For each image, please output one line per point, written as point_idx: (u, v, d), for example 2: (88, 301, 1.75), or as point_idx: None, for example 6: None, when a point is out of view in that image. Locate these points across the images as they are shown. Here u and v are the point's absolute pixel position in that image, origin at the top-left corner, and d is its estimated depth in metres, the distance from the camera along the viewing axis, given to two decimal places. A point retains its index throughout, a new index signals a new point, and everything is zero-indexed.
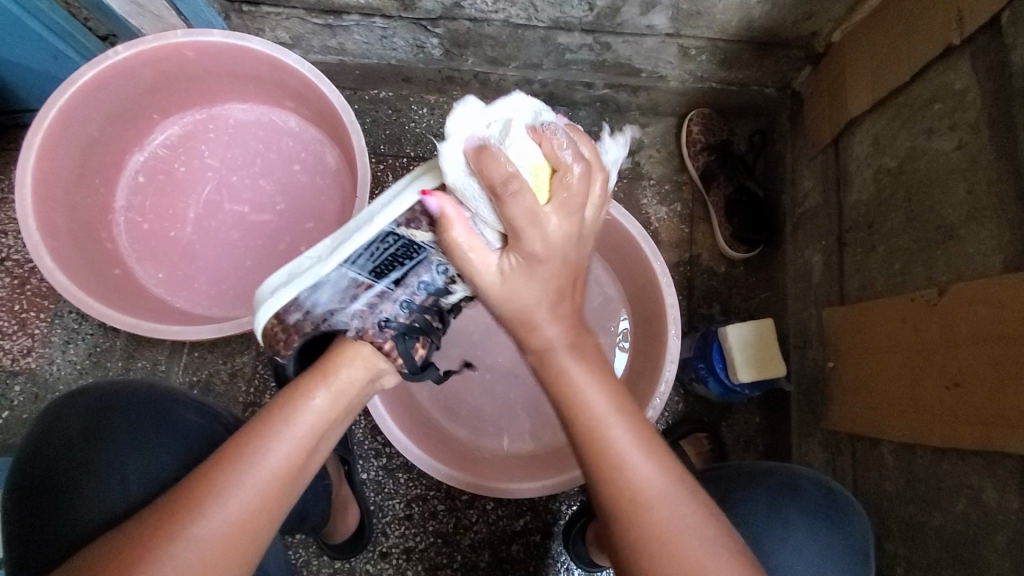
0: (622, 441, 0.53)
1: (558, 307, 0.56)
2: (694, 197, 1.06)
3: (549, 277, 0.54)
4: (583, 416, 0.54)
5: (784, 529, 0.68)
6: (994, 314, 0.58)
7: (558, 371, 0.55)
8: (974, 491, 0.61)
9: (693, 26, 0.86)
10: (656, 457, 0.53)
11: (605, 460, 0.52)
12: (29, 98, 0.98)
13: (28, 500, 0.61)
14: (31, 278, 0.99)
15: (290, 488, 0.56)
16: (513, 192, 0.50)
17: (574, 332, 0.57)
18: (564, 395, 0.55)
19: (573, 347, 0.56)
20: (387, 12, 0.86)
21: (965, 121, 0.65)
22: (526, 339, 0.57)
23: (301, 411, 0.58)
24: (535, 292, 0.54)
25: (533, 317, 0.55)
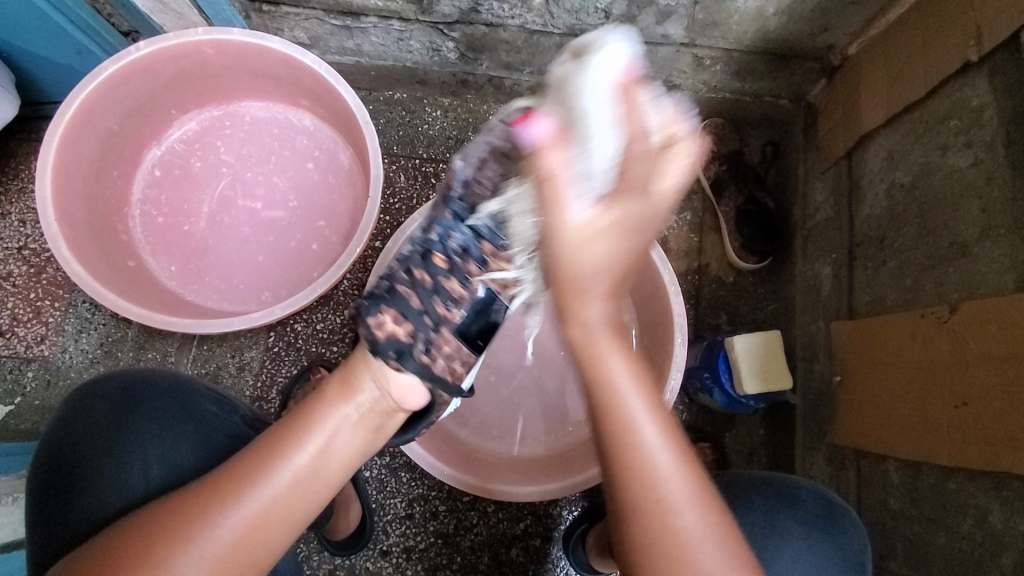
0: (652, 440, 0.53)
1: (615, 284, 0.53)
2: (704, 206, 1.04)
3: (631, 236, 0.51)
4: (613, 404, 0.53)
5: (780, 541, 0.68)
6: (1004, 333, 0.57)
7: (597, 356, 0.54)
8: (980, 512, 0.60)
9: (708, 35, 0.86)
10: (682, 457, 0.53)
11: (627, 449, 0.53)
12: (52, 90, 0.99)
13: (52, 477, 0.63)
14: (48, 268, 1.01)
15: (314, 499, 0.57)
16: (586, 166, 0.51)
17: (615, 316, 0.56)
18: (604, 383, 0.54)
19: (613, 333, 0.55)
20: (404, 15, 0.87)
21: (981, 138, 0.64)
22: (572, 312, 0.54)
23: (330, 420, 0.58)
24: (608, 247, 0.51)
25: (591, 287, 0.53)
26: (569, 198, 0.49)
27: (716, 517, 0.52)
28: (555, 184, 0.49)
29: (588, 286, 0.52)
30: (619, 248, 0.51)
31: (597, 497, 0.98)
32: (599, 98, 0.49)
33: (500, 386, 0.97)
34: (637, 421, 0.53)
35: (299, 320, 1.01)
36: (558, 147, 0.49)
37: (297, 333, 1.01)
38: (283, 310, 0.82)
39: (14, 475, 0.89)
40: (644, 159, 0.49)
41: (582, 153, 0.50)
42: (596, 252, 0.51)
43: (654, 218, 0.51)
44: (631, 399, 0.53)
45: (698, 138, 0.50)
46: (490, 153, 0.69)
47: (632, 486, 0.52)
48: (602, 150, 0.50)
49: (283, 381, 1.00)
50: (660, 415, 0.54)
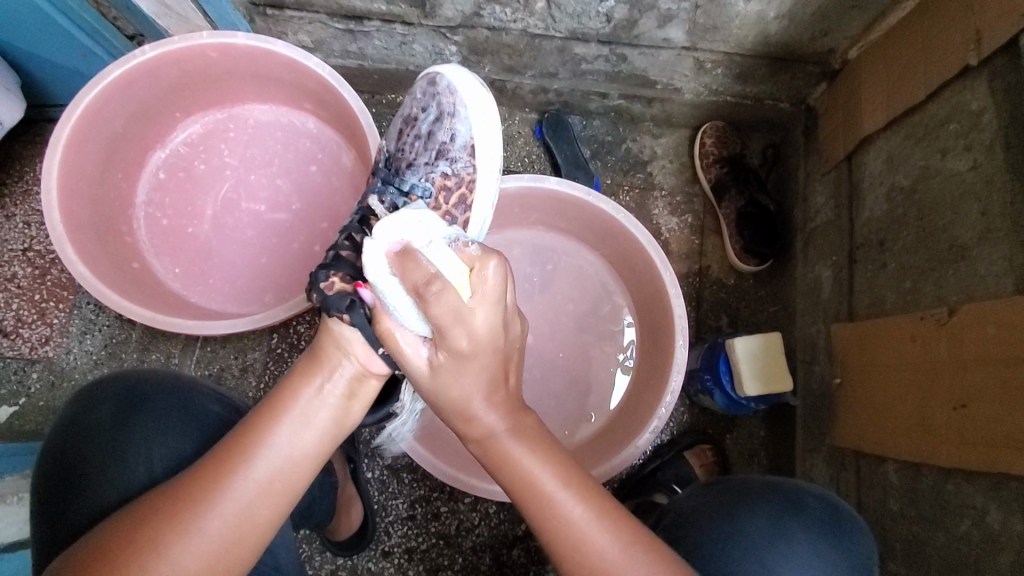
0: (574, 515, 0.54)
1: (493, 389, 0.57)
2: (705, 209, 1.06)
3: (481, 368, 0.55)
4: (533, 498, 0.55)
5: (788, 546, 0.67)
6: (1003, 336, 0.58)
7: (504, 459, 0.56)
8: (978, 513, 0.61)
9: (709, 39, 0.86)
10: (608, 519, 0.55)
11: (558, 534, 0.54)
12: (58, 93, 1.00)
13: (54, 476, 0.63)
14: (52, 269, 1.01)
15: (300, 472, 0.58)
16: (433, 293, 0.52)
17: (513, 412, 0.58)
18: (513, 477, 0.55)
19: (514, 433, 0.56)
20: (408, 18, 0.88)
21: (980, 142, 0.65)
22: (468, 430, 0.57)
23: (302, 394, 0.59)
24: (478, 385, 0.56)
25: (470, 407, 0.56)
26: (406, 349, 0.57)
27: (654, 555, 0.54)
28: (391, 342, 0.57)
29: (470, 408, 0.56)
30: (467, 364, 0.55)
31: None
32: (387, 284, 0.55)
33: None
34: (554, 500, 0.54)
35: (302, 321, 1.01)
36: (381, 322, 0.57)
37: (300, 335, 1.01)
38: (286, 311, 0.83)
39: (18, 475, 0.89)
40: (449, 310, 0.52)
41: (399, 324, 0.57)
42: (467, 385, 0.56)
43: (500, 352, 0.56)
44: (543, 483, 0.55)
45: (498, 254, 0.55)
46: (411, 125, 0.76)
47: (565, 562, 0.54)
48: (410, 313, 0.56)
49: None
50: (578, 487, 0.56)
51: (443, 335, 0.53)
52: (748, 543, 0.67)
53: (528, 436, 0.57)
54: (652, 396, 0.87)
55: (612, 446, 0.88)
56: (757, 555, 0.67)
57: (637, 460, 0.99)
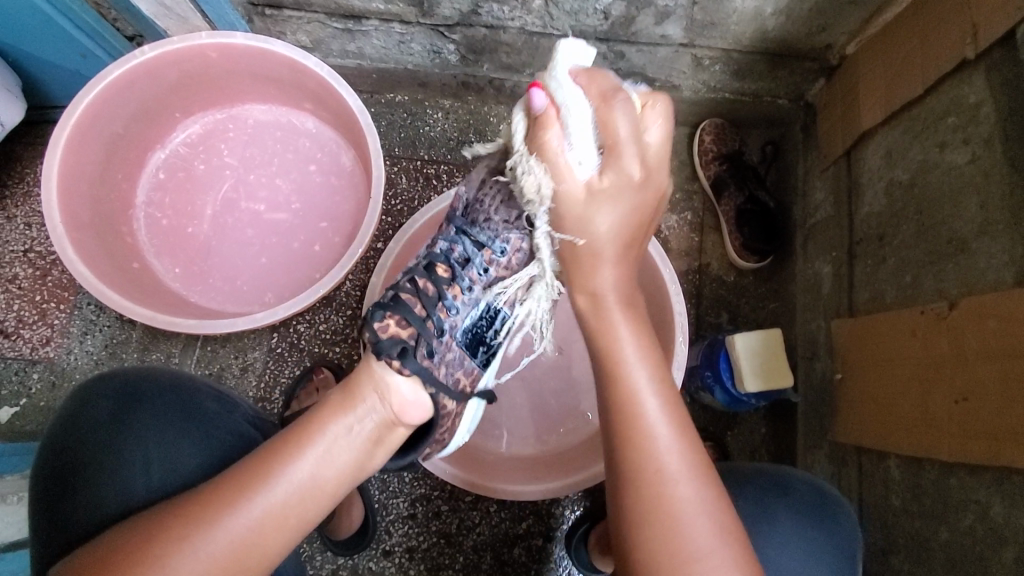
0: (653, 412, 0.54)
1: (622, 252, 0.58)
2: (705, 206, 1.06)
3: (634, 200, 0.56)
4: (622, 380, 0.55)
5: (771, 529, 0.68)
6: (1003, 328, 0.58)
7: (607, 326, 0.57)
8: (981, 507, 0.60)
9: (707, 36, 0.86)
10: (680, 431, 0.54)
11: (634, 422, 0.54)
12: (57, 94, 1.01)
13: (54, 473, 0.63)
14: (53, 270, 1.02)
15: (314, 507, 0.56)
16: (618, 105, 0.53)
17: (627, 288, 0.59)
18: (609, 347, 0.57)
19: (622, 302, 0.58)
20: (405, 17, 0.88)
21: (979, 135, 0.65)
22: (582, 278, 0.59)
23: (330, 430, 0.57)
24: (616, 223, 0.56)
25: (601, 255, 0.57)
26: (568, 166, 0.55)
27: (706, 491, 0.53)
28: (554, 158, 0.55)
29: (599, 255, 0.57)
30: (629, 200, 0.55)
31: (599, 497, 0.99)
32: (574, 91, 0.54)
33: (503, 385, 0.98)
34: (639, 392, 0.55)
35: (301, 321, 1.01)
36: (551, 134, 0.55)
37: (299, 334, 1.01)
38: (286, 310, 0.83)
39: (18, 475, 0.89)
40: (629, 126, 0.53)
41: (568, 140, 0.54)
42: (605, 219, 0.56)
43: (653, 194, 0.56)
44: (636, 372, 0.56)
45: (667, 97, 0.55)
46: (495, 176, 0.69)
47: (630, 452, 0.53)
48: (585, 136, 0.54)
49: (286, 382, 1.00)
50: (665, 394, 0.56)
51: (616, 156, 0.54)
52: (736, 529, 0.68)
53: (633, 317, 0.58)
54: None
55: None
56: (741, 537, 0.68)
57: None
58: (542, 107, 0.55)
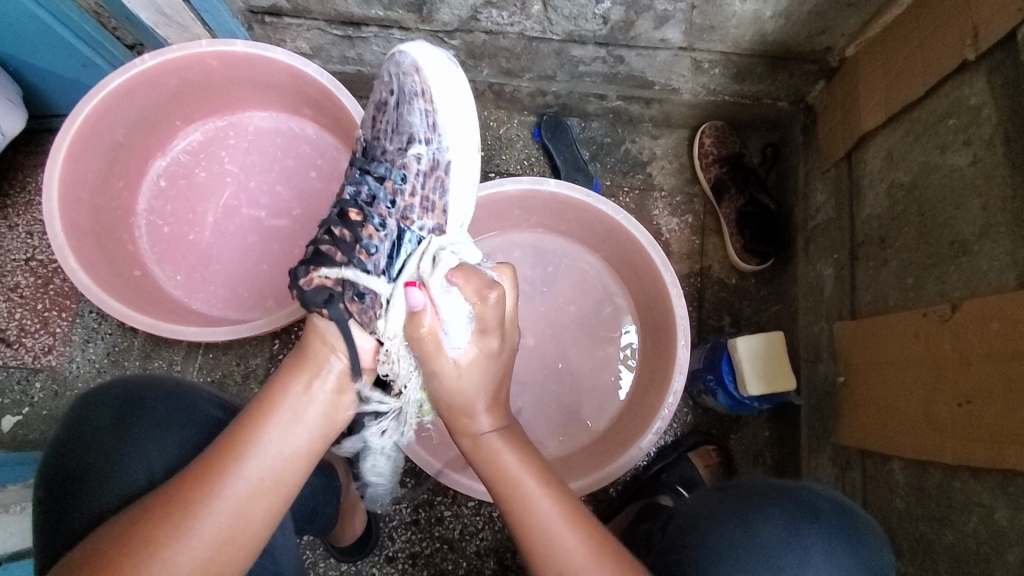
0: (551, 521, 0.56)
1: (491, 397, 0.62)
2: (705, 209, 1.06)
3: (491, 368, 0.62)
4: (511, 496, 0.58)
5: (802, 554, 0.62)
6: (1006, 331, 0.57)
7: (489, 452, 0.60)
8: (986, 510, 0.60)
9: (706, 40, 0.86)
10: (585, 527, 0.56)
11: (531, 535, 0.56)
12: (58, 103, 1.01)
13: (54, 484, 0.62)
14: (55, 278, 1.02)
15: (292, 469, 0.58)
16: (489, 299, 0.62)
17: (504, 420, 0.63)
18: (494, 474, 0.59)
19: (504, 435, 0.61)
20: (405, 24, 0.88)
21: (980, 137, 0.65)
22: (463, 427, 0.62)
23: (293, 394, 0.59)
24: (483, 384, 0.62)
25: (473, 406, 0.61)
26: (448, 353, 0.61)
27: (621, 570, 0.54)
28: (433, 343, 0.60)
29: (472, 405, 0.61)
30: (489, 374, 0.62)
31: (603, 502, 0.99)
32: (444, 282, 0.63)
33: None
34: (533, 502, 0.57)
35: (303, 327, 1.01)
36: (425, 322, 0.61)
37: (301, 340, 1.01)
38: (288, 317, 0.83)
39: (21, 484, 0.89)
40: (496, 311, 0.62)
41: (444, 329, 0.61)
42: (471, 382, 0.61)
43: (506, 357, 0.65)
44: (525, 484, 0.58)
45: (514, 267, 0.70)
46: (382, 111, 0.74)
47: (540, 563, 0.55)
48: (456, 319, 0.61)
49: None
50: (557, 493, 0.58)
51: (486, 333, 0.62)
52: (757, 546, 0.63)
53: (511, 439, 0.61)
54: (654, 397, 0.87)
55: (615, 448, 0.88)
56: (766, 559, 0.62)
57: (641, 461, 0.99)
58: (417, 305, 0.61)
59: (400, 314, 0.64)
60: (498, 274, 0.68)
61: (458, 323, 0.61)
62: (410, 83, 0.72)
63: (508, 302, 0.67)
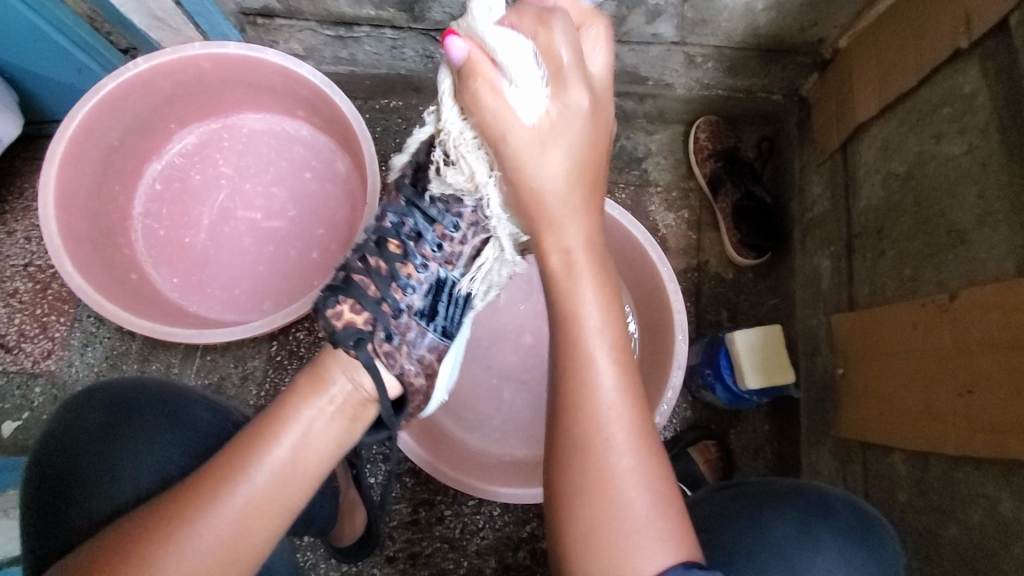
0: (605, 377, 0.52)
1: (581, 209, 0.54)
2: (701, 204, 1.06)
3: (577, 145, 0.53)
4: (576, 341, 0.52)
5: (815, 553, 0.62)
6: (1005, 319, 0.57)
7: (571, 288, 0.53)
8: (989, 501, 0.59)
9: (699, 33, 0.86)
10: (632, 407, 0.52)
11: (578, 389, 0.51)
12: (53, 109, 1.01)
13: (43, 483, 0.62)
14: (53, 283, 1.02)
15: (296, 493, 0.57)
16: (565, 43, 0.52)
17: (594, 238, 0.55)
18: (569, 310, 0.53)
19: (590, 257, 0.54)
20: (397, 23, 0.88)
21: (975, 125, 0.64)
22: (545, 239, 0.54)
23: (303, 414, 0.58)
24: (566, 164, 0.53)
25: (556, 212, 0.54)
26: (511, 107, 0.52)
27: (648, 452, 0.51)
28: (492, 100, 0.52)
29: (559, 212, 0.53)
30: (577, 157, 0.53)
31: None
32: (503, 33, 0.52)
33: (505, 387, 0.98)
34: (595, 362, 0.52)
35: (300, 328, 1.01)
36: (484, 82, 0.52)
37: (298, 341, 1.01)
38: (284, 318, 0.83)
39: None
40: (570, 50, 0.52)
41: (505, 72, 0.52)
42: (555, 165, 0.52)
43: (594, 145, 0.54)
44: (596, 338, 0.52)
45: (604, 23, 0.55)
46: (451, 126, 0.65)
47: (570, 418, 0.51)
48: (520, 65, 0.51)
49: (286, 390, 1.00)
50: (618, 351, 0.53)
51: (562, 81, 0.52)
52: (770, 544, 0.62)
53: (602, 279, 0.54)
54: (653, 392, 0.86)
55: None
56: (781, 558, 0.61)
57: None
58: (464, 56, 0.52)
59: (455, 97, 0.58)
60: (577, 11, 0.56)
61: (529, 62, 0.51)
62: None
63: (594, 52, 0.54)
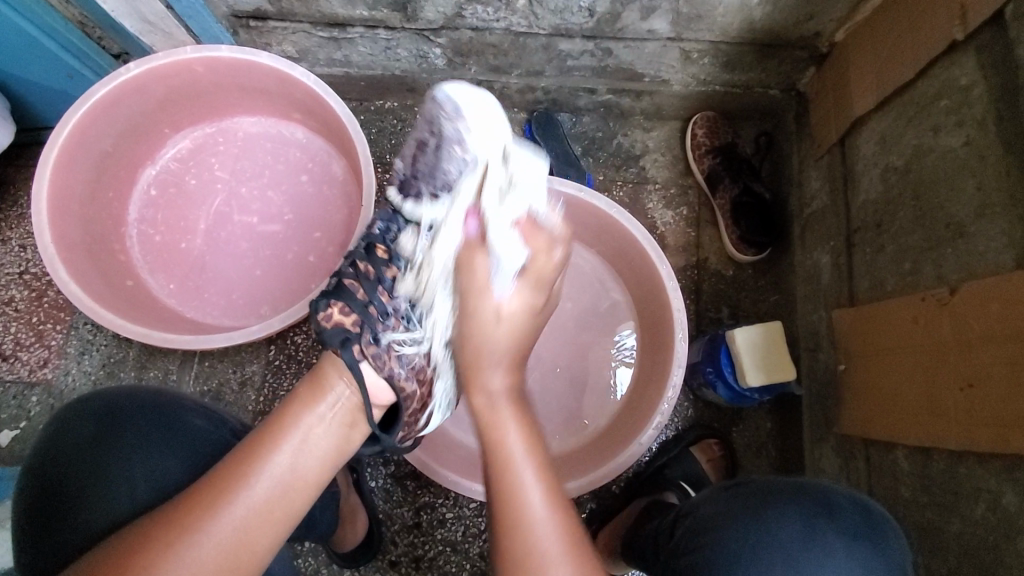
0: (535, 505, 0.54)
1: (510, 357, 0.63)
2: (700, 200, 1.05)
3: (521, 321, 0.64)
4: (503, 463, 0.56)
5: (822, 553, 0.60)
6: (1006, 313, 0.56)
7: (494, 415, 0.60)
8: (993, 496, 0.59)
9: (694, 29, 0.86)
10: (565, 523, 0.54)
11: (509, 508, 0.54)
12: (46, 116, 1.00)
13: (38, 495, 0.62)
14: (49, 291, 1.01)
15: (297, 500, 0.56)
16: (553, 254, 0.66)
17: (519, 386, 0.63)
18: (493, 437, 0.58)
19: (512, 401, 0.61)
20: (390, 23, 0.88)
21: (972, 117, 0.64)
22: (476, 380, 0.62)
23: (303, 421, 0.58)
24: (508, 332, 0.63)
25: (490, 359, 0.62)
26: (489, 283, 0.64)
27: (584, 566, 0.53)
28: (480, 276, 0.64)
29: (493, 358, 0.62)
30: (520, 326, 0.64)
31: (606, 500, 0.98)
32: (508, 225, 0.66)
33: None
34: (521, 481, 0.55)
35: (298, 332, 1.01)
36: (480, 268, 0.64)
37: (297, 346, 1.01)
38: (281, 323, 0.82)
39: None
40: (546, 251, 0.66)
41: (494, 255, 0.65)
42: (501, 332, 0.63)
43: (533, 316, 0.65)
44: (519, 459, 0.57)
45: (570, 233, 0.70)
46: (421, 150, 0.66)
47: (509, 546, 0.53)
48: (507, 249, 0.65)
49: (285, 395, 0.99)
50: (547, 478, 0.56)
51: (535, 278, 0.65)
52: (774, 544, 0.61)
53: (522, 407, 0.61)
54: (653, 392, 0.86)
55: (615, 445, 0.87)
56: (787, 558, 0.60)
57: (644, 456, 0.98)
58: (472, 236, 0.66)
59: (448, 247, 0.67)
60: (557, 225, 0.69)
61: (514, 265, 0.65)
62: (452, 128, 0.64)
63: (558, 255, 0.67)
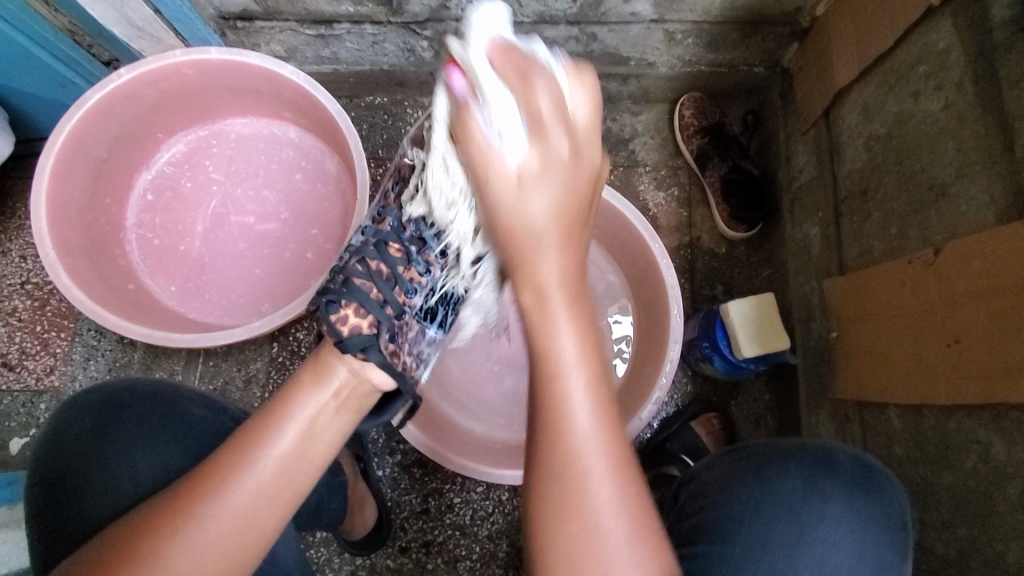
0: (584, 433, 0.48)
1: (566, 237, 0.48)
2: (691, 180, 1.07)
3: (563, 164, 0.46)
4: (550, 371, 0.48)
5: (823, 505, 0.62)
6: (988, 268, 0.58)
7: (549, 324, 0.48)
8: (983, 447, 0.60)
9: (677, 10, 0.86)
10: (613, 457, 0.49)
11: (552, 401, 0.48)
12: (40, 126, 1.02)
13: (44, 486, 0.64)
14: (51, 299, 1.03)
15: (302, 483, 0.57)
16: (547, 127, 0.45)
17: (574, 266, 0.49)
18: (542, 344, 0.49)
19: (571, 297, 0.49)
20: (377, 18, 0.89)
21: (950, 80, 0.65)
22: (522, 268, 0.48)
23: (305, 407, 0.59)
24: (550, 202, 0.46)
25: (539, 243, 0.47)
26: (491, 144, 0.45)
27: (631, 491, 0.49)
28: (471, 129, 0.46)
29: (534, 252, 0.47)
30: (547, 217, 0.46)
31: None
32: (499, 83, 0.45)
33: (506, 373, 0.99)
34: (570, 401, 0.48)
35: (300, 328, 1.02)
36: (470, 125, 0.46)
37: (298, 341, 1.02)
38: (282, 317, 0.83)
39: None
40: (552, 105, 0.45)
41: (484, 102, 0.45)
42: (536, 202, 0.46)
43: (583, 176, 0.47)
44: (573, 372, 0.48)
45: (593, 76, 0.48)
46: None
47: (546, 465, 0.48)
48: (512, 122, 0.45)
49: None
50: (605, 419, 0.49)
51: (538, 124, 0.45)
52: (781, 502, 0.63)
53: (580, 310, 0.49)
54: (651, 368, 0.87)
55: None
56: (790, 513, 0.62)
57: (645, 434, 0.99)
58: (461, 92, 0.47)
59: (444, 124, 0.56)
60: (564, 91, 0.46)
61: (509, 115, 0.45)
62: None
63: (545, 101, 0.45)
